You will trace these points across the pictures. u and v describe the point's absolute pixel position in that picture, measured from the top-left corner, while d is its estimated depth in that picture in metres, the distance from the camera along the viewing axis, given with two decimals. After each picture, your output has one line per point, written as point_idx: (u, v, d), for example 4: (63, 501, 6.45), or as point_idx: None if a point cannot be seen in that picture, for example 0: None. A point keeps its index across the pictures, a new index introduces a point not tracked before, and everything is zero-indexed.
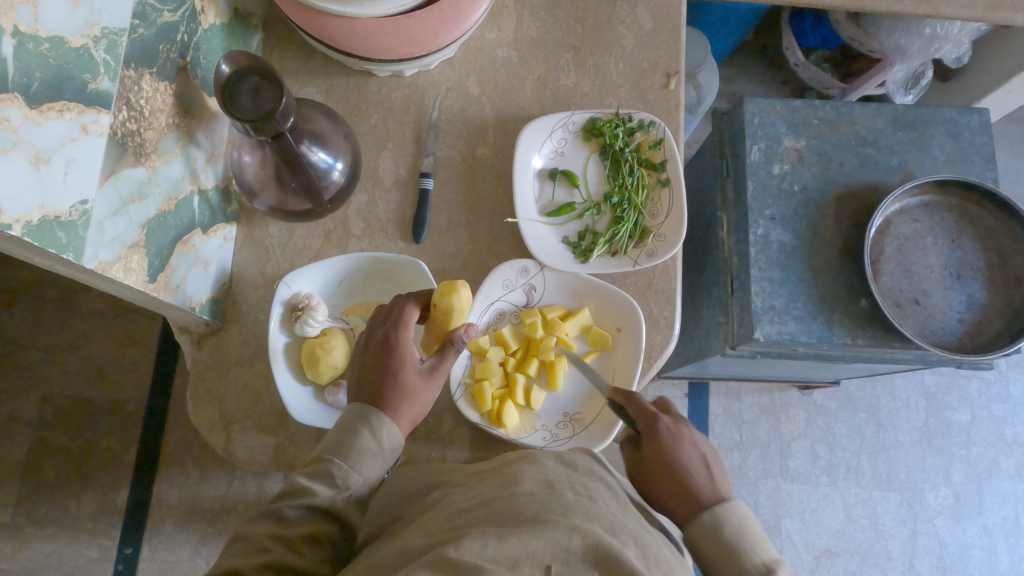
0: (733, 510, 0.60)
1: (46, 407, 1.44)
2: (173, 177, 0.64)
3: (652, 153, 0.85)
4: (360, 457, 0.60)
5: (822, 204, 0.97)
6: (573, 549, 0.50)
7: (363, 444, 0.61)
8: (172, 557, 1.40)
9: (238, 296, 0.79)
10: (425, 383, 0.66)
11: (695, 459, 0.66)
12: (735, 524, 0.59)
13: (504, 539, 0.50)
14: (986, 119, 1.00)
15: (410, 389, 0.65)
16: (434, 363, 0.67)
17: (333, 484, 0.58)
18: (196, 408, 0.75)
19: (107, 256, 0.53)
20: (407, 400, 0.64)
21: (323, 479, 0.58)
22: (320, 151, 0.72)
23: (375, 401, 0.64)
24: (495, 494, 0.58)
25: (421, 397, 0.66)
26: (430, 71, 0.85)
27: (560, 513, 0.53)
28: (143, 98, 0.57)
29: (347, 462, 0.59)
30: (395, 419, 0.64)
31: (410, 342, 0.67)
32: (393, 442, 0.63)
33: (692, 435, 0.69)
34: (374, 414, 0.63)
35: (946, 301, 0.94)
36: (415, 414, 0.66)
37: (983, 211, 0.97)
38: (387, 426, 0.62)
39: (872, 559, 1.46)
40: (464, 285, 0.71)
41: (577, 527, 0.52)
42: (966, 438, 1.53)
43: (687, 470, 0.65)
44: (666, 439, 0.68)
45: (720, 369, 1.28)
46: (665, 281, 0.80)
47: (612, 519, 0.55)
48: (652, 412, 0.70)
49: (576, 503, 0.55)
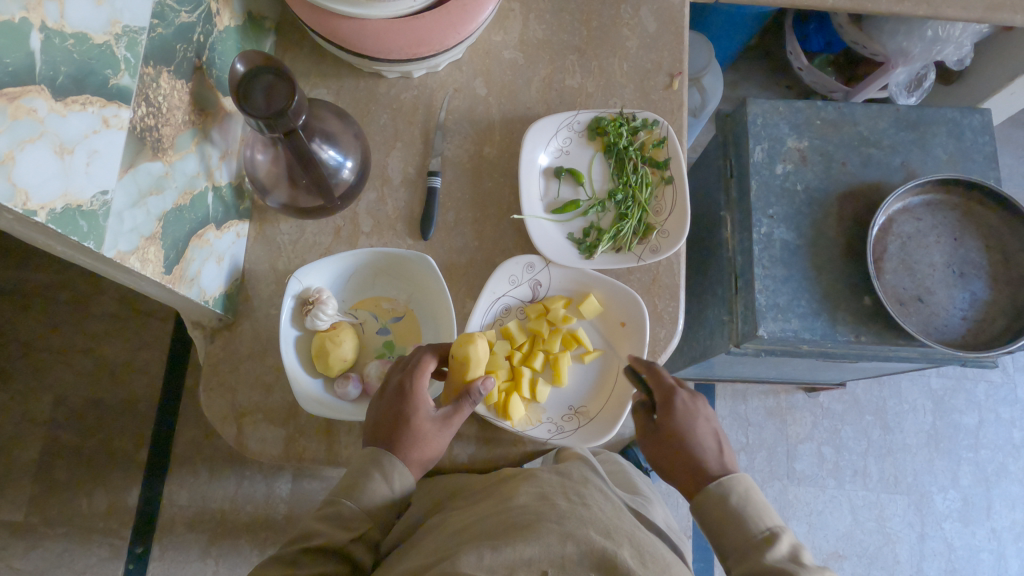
0: (739, 480, 0.69)
1: (59, 407, 1.46)
2: (189, 173, 0.66)
3: (655, 152, 0.86)
4: (367, 496, 0.66)
5: (825, 203, 0.98)
6: (567, 556, 0.54)
7: (375, 487, 0.66)
8: (182, 557, 1.41)
9: (251, 291, 0.80)
10: (439, 431, 0.69)
11: (708, 435, 0.72)
12: (741, 493, 0.68)
13: (499, 551, 0.54)
14: (988, 119, 1.01)
15: (424, 436, 0.68)
16: (448, 412, 0.69)
17: (342, 525, 0.65)
18: (208, 401, 0.77)
19: (126, 247, 0.55)
20: (419, 446, 0.68)
21: (331, 520, 0.64)
22: (331, 149, 0.73)
23: (389, 444, 0.68)
24: (491, 510, 0.61)
25: (434, 443, 0.69)
26: (438, 73, 0.87)
27: (555, 521, 0.57)
28: (161, 95, 0.59)
29: (353, 502, 0.65)
30: (408, 463, 0.68)
31: (425, 390, 0.70)
32: (403, 484, 0.68)
33: (706, 410, 0.74)
34: (386, 458, 0.67)
35: (949, 299, 0.95)
36: (428, 458, 0.70)
37: (984, 210, 0.98)
38: (399, 469, 0.67)
39: (880, 562, 1.46)
40: (482, 335, 0.73)
41: (568, 535, 0.55)
42: (974, 441, 1.53)
43: (701, 448, 0.71)
44: (686, 418, 0.72)
45: (725, 370, 1.29)
46: (669, 276, 0.81)
47: (604, 525, 0.59)
48: (673, 387, 0.72)
49: (565, 515, 0.58)
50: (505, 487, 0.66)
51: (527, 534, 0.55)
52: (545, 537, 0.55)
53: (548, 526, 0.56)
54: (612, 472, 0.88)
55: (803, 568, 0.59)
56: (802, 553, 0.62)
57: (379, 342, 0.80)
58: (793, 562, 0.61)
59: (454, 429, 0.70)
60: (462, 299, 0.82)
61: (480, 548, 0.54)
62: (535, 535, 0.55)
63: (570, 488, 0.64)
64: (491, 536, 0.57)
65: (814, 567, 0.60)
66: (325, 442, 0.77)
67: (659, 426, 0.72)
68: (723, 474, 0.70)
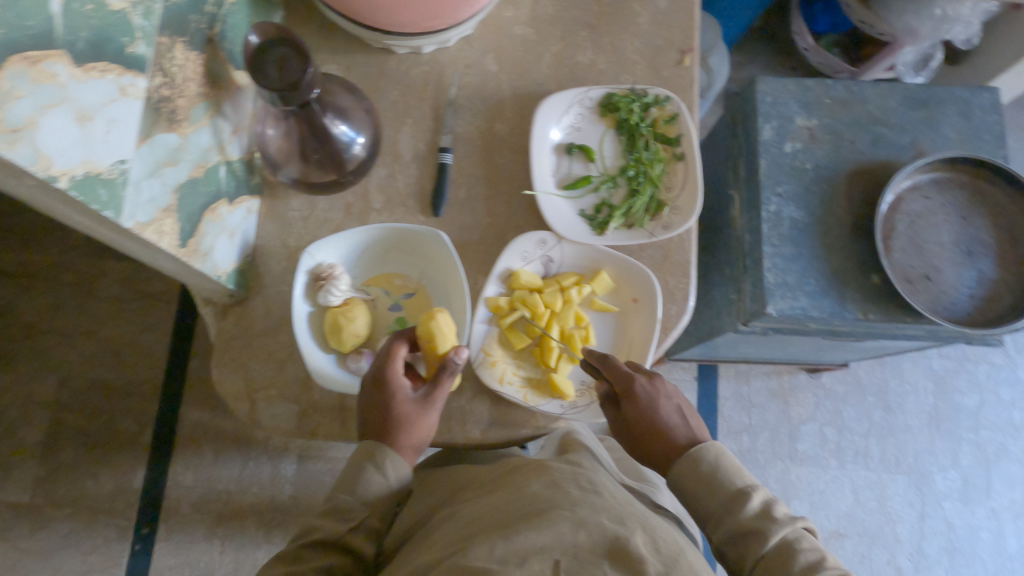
0: (709, 449, 0.69)
1: (63, 389, 1.46)
2: (202, 146, 0.66)
3: (667, 128, 0.86)
4: (363, 487, 0.68)
5: (834, 181, 0.98)
6: (579, 544, 0.54)
7: (370, 479, 0.68)
8: (187, 537, 1.41)
9: (262, 268, 0.80)
10: (421, 413, 0.69)
11: (672, 413, 0.74)
12: (711, 461, 0.69)
13: (510, 540, 0.54)
14: (997, 98, 1.01)
15: (408, 420, 0.69)
16: (425, 392, 0.70)
17: (340, 518, 0.66)
18: (220, 377, 0.77)
19: (143, 218, 0.55)
20: (405, 432, 0.69)
21: (328, 516, 0.67)
22: (343, 124, 0.73)
23: (379, 436, 0.70)
24: (502, 501, 0.62)
25: (421, 425, 0.70)
26: (448, 49, 0.87)
27: (567, 508, 0.58)
28: (175, 65, 0.59)
29: (350, 495, 0.67)
30: (400, 451, 0.69)
31: (399, 375, 0.71)
32: (400, 473, 0.70)
33: (665, 389, 0.75)
34: (376, 449, 0.69)
35: (957, 277, 0.95)
36: (419, 440, 0.71)
37: (994, 189, 0.98)
38: (391, 456, 0.69)
39: (881, 541, 1.47)
40: (444, 311, 0.72)
41: (580, 523, 0.56)
42: (975, 422, 1.54)
43: (670, 428, 0.73)
44: (649, 403, 0.73)
45: (730, 351, 1.30)
46: (681, 253, 0.81)
47: (616, 512, 0.59)
48: (629, 377, 0.73)
49: (577, 502, 0.59)
50: (517, 478, 0.66)
51: (540, 522, 0.55)
52: (558, 525, 0.55)
53: (560, 513, 0.57)
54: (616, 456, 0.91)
55: (776, 522, 0.63)
56: (773, 507, 0.65)
57: (391, 319, 0.80)
58: (766, 519, 0.63)
59: (437, 406, 0.71)
60: (474, 276, 0.82)
61: (492, 539, 0.55)
62: (548, 522, 0.55)
63: (583, 475, 0.65)
64: (502, 525, 0.57)
65: (786, 521, 0.63)
66: (338, 418, 0.77)
67: (626, 417, 0.74)
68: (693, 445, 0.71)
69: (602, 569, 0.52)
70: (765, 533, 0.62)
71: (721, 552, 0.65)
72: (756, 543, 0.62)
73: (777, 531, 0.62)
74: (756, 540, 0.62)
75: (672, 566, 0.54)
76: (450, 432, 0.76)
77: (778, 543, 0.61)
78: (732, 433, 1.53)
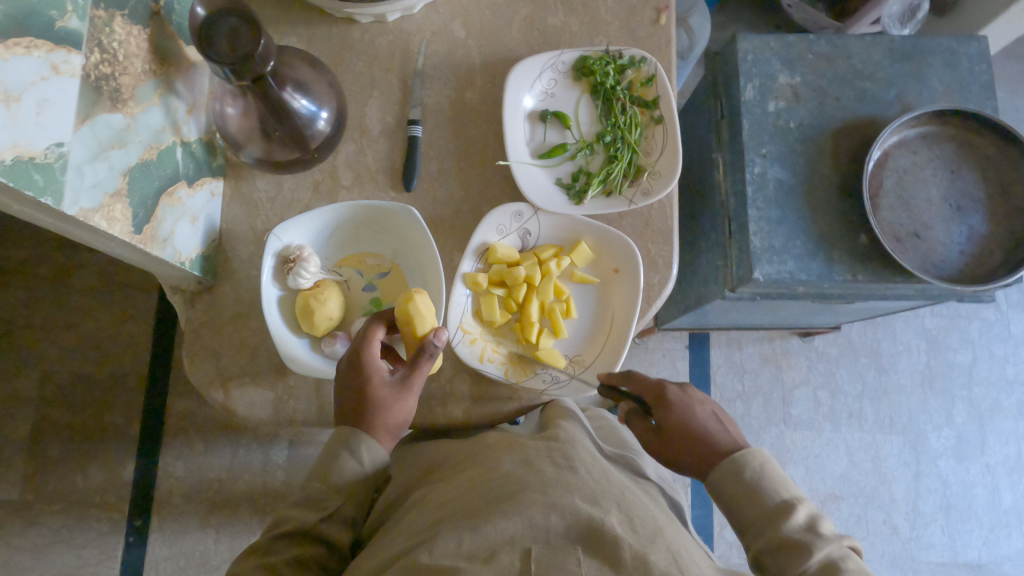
0: (753, 454, 0.67)
1: (46, 384, 1.44)
2: (154, 127, 0.63)
3: (644, 91, 0.83)
4: (338, 474, 0.66)
5: (819, 140, 0.95)
6: (551, 530, 0.55)
7: (344, 464, 0.66)
8: (181, 527, 1.40)
9: (229, 253, 0.77)
10: (397, 396, 0.67)
11: (709, 418, 0.72)
12: (755, 467, 0.66)
13: (478, 532, 0.54)
14: (985, 47, 0.98)
15: (383, 403, 0.67)
16: (402, 375, 0.67)
17: (314, 507, 0.65)
18: (192, 367, 0.75)
19: (89, 204, 0.52)
20: (381, 416, 0.67)
21: (302, 506, 0.65)
22: (303, 98, 0.69)
23: (354, 419, 0.68)
24: (475, 479, 0.62)
25: (397, 409, 0.68)
26: (413, 16, 0.83)
27: (539, 490, 0.58)
28: (116, 41, 0.55)
29: (323, 482, 0.66)
30: (374, 435, 0.67)
31: (376, 358, 0.69)
32: (374, 457, 0.67)
33: (698, 396, 0.75)
34: (351, 434, 0.67)
35: (947, 234, 0.93)
36: (396, 425, 0.68)
37: (982, 141, 0.95)
38: (366, 441, 0.67)
39: (877, 502, 1.47)
40: (423, 292, 0.70)
41: (552, 506, 0.56)
42: (968, 379, 1.53)
43: (707, 431, 0.71)
44: (682, 406, 0.73)
45: (720, 318, 1.28)
46: (662, 221, 0.79)
47: (590, 491, 0.60)
48: (660, 385, 0.74)
49: (550, 482, 0.59)
50: (490, 454, 0.66)
51: (510, 508, 0.56)
52: (529, 510, 0.56)
53: (531, 496, 0.57)
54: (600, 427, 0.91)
55: (821, 537, 0.59)
56: (819, 521, 0.61)
57: (365, 300, 0.78)
58: (809, 532, 0.60)
59: (415, 390, 0.68)
60: (450, 252, 0.79)
61: (460, 530, 0.55)
62: (518, 508, 0.56)
63: (556, 450, 0.65)
64: (473, 508, 0.58)
65: (832, 538, 0.59)
66: (315, 404, 0.75)
67: (660, 425, 0.73)
68: (737, 450, 0.69)
69: (575, 556, 0.53)
70: (807, 550, 0.58)
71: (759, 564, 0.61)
72: (797, 557, 0.58)
73: (821, 548, 0.58)
74: (798, 553, 0.58)
75: (646, 546, 0.55)
76: (431, 413, 0.74)
77: (821, 561, 0.57)
78: (726, 400, 1.51)
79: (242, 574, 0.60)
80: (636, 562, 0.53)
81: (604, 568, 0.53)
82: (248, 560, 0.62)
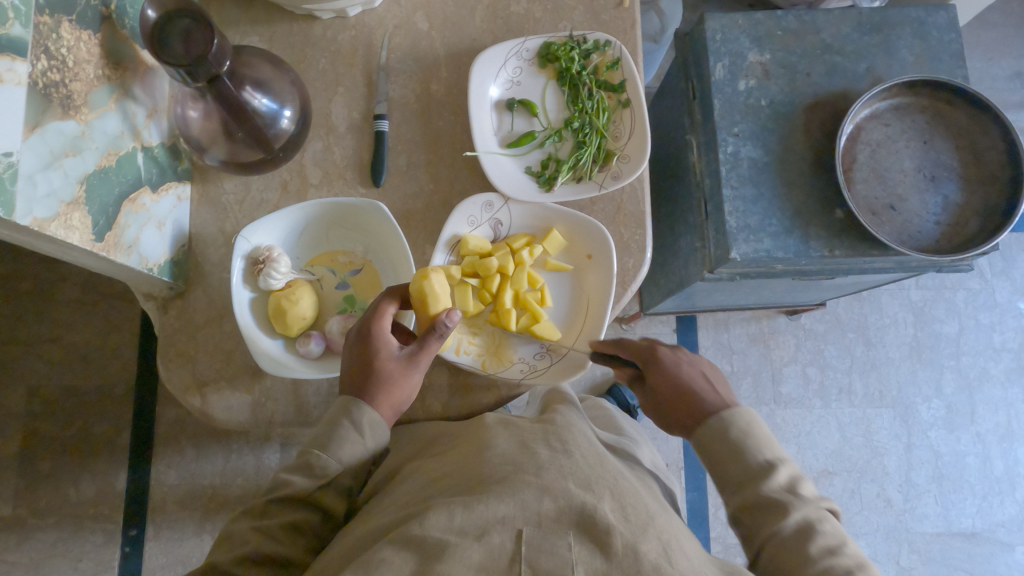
0: (739, 413, 0.68)
1: (34, 399, 1.43)
2: (111, 133, 0.62)
3: (610, 75, 0.82)
4: (338, 445, 0.64)
5: (791, 116, 0.95)
6: (543, 512, 0.55)
7: (346, 437, 0.65)
8: (177, 535, 1.40)
9: (200, 257, 0.77)
10: (404, 372, 0.67)
11: (697, 377, 0.74)
12: (741, 427, 0.67)
13: (471, 508, 0.54)
14: (953, 15, 0.98)
15: (389, 378, 0.66)
16: (411, 351, 0.67)
17: (312, 474, 0.64)
18: (167, 373, 0.74)
19: (43, 213, 0.51)
20: (386, 389, 0.66)
21: (301, 471, 0.64)
22: (263, 96, 0.69)
23: (356, 391, 0.67)
24: (467, 460, 0.62)
25: (403, 385, 0.67)
26: (375, 10, 0.82)
27: (532, 473, 0.58)
28: (64, 47, 0.55)
29: (324, 452, 0.64)
30: (377, 409, 0.66)
31: (386, 333, 0.68)
32: (376, 433, 0.66)
33: (689, 357, 0.77)
34: (354, 406, 0.66)
35: (922, 205, 0.93)
36: (399, 401, 0.68)
37: (954, 110, 0.95)
38: (368, 415, 0.66)
39: (870, 475, 1.48)
40: (438, 271, 0.70)
41: (545, 490, 0.56)
42: (956, 349, 1.54)
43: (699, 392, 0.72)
44: (674, 369, 0.75)
45: (705, 300, 1.28)
46: (634, 204, 0.79)
47: (583, 476, 0.59)
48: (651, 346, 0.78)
49: (544, 466, 0.59)
50: (483, 434, 0.66)
51: (503, 489, 0.56)
52: (522, 494, 0.56)
53: (524, 479, 0.57)
54: (598, 416, 0.91)
55: (800, 500, 0.61)
56: (800, 484, 0.63)
57: (339, 298, 0.78)
58: (790, 493, 0.62)
59: (421, 367, 0.68)
60: (422, 246, 0.79)
61: (452, 505, 0.55)
62: (510, 491, 0.56)
63: (551, 434, 0.66)
64: (466, 489, 0.58)
65: (811, 501, 0.61)
66: (294, 404, 0.74)
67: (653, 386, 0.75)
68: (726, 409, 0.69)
69: (566, 540, 0.53)
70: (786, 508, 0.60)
71: (736, 519, 0.63)
72: (776, 516, 0.60)
73: (800, 510, 0.60)
74: (777, 514, 0.60)
75: (637, 535, 0.54)
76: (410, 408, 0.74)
77: (799, 520, 0.59)
78: None
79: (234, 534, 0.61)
80: (626, 551, 0.53)
81: (597, 556, 0.52)
82: (241, 520, 0.63)
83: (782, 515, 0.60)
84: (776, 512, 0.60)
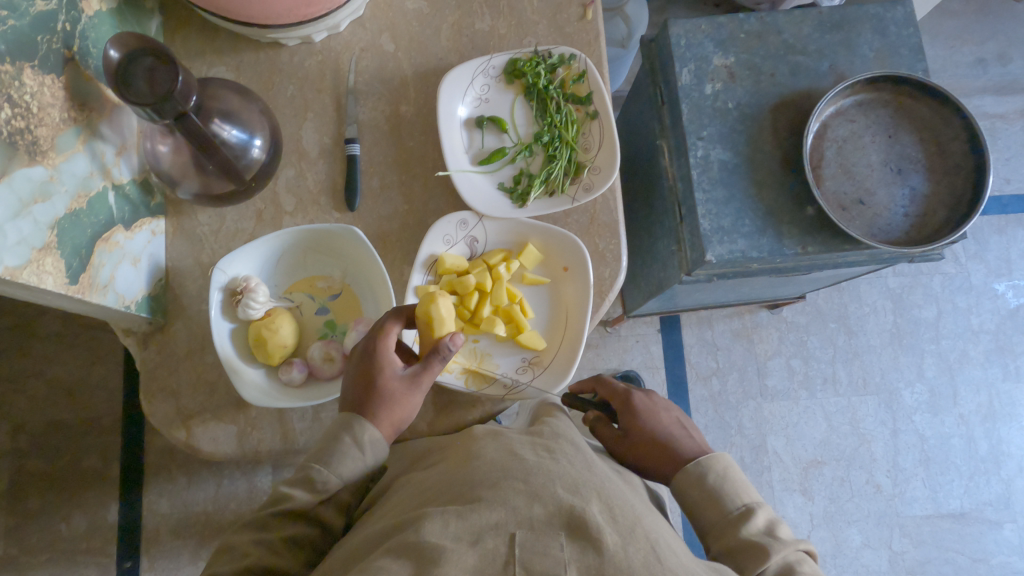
0: (717, 459, 0.70)
1: (19, 436, 1.42)
2: (80, 174, 0.62)
3: (577, 87, 0.84)
4: (338, 459, 0.64)
5: (758, 117, 0.96)
6: (534, 516, 0.55)
7: (346, 453, 0.64)
8: (172, 564, 1.39)
9: (177, 290, 0.77)
10: (407, 390, 0.67)
11: (673, 425, 0.77)
12: (719, 471, 0.69)
13: (465, 516, 0.55)
14: (911, 10, 0.99)
15: (392, 396, 0.66)
16: (416, 370, 0.67)
17: (312, 489, 0.63)
18: (150, 408, 0.74)
19: (15, 261, 0.51)
20: (388, 407, 0.66)
21: (300, 485, 0.63)
22: (232, 127, 0.69)
23: (358, 409, 0.67)
24: (456, 470, 0.62)
25: (405, 404, 0.67)
26: (340, 34, 0.83)
27: (522, 479, 0.59)
28: (28, 94, 0.55)
29: (325, 467, 0.63)
30: (379, 426, 0.66)
31: (391, 351, 0.68)
32: (376, 449, 0.66)
33: (663, 404, 0.80)
34: (355, 422, 0.65)
35: (890, 198, 0.95)
36: (401, 420, 0.67)
37: (917, 103, 0.97)
38: (370, 432, 0.65)
39: (858, 462, 1.50)
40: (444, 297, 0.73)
41: (536, 495, 0.57)
42: (934, 333, 1.56)
43: (673, 438, 0.75)
44: (648, 414, 0.78)
45: (686, 300, 1.29)
46: (607, 214, 0.80)
47: (572, 479, 0.60)
48: (626, 392, 0.81)
49: (533, 471, 0.60)
50: (472, 444, 0.67)
51: (495, 496, 0.57)
52: (512, 501, 0.56)
53: (514, 484, 0.58)
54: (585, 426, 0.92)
55: (779, 541, 0.61)
56: (777, 527, 0.64)
57: (319, 323, 0.78)
58: (768, 535, 0.62)
59: (424, 388, 0.68)
60: (400, 266, 0.79)
61: (446, 513, 0.55)
62: (501, 497, 0.56)
63: (539, 442, 0.66)
64: (458, 496, 0.58)
65: (789, 543, 0.61)
66: (280, 432, 0.74)
67: (625, 430, 0.78)
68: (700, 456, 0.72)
69: (558, 541, 0.53)
70: (766, 550, 0.60)
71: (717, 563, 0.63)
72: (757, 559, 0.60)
73: (780, 553, 0.60)
74: (757, 554, 0.60)
75: (624, 536, 0.55)
76: None
77: (780, 563, 0.59)
78: (701, 378, 1.53)
79: (231, 547, 0.61)
80: (616, 550, 0.53)
81: (588, 551, 0.53)
82: (239, 534, 0.62)
83: (761, 556, 0.60)
84: (753, 555, 0.60)
